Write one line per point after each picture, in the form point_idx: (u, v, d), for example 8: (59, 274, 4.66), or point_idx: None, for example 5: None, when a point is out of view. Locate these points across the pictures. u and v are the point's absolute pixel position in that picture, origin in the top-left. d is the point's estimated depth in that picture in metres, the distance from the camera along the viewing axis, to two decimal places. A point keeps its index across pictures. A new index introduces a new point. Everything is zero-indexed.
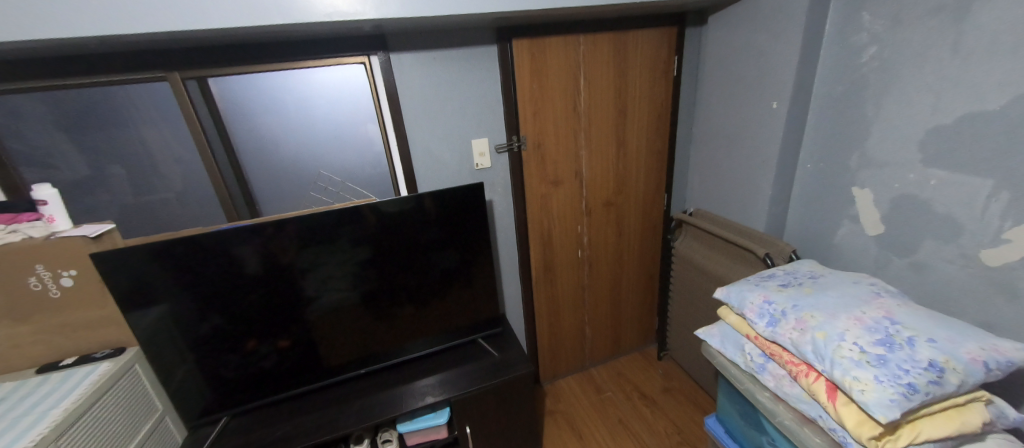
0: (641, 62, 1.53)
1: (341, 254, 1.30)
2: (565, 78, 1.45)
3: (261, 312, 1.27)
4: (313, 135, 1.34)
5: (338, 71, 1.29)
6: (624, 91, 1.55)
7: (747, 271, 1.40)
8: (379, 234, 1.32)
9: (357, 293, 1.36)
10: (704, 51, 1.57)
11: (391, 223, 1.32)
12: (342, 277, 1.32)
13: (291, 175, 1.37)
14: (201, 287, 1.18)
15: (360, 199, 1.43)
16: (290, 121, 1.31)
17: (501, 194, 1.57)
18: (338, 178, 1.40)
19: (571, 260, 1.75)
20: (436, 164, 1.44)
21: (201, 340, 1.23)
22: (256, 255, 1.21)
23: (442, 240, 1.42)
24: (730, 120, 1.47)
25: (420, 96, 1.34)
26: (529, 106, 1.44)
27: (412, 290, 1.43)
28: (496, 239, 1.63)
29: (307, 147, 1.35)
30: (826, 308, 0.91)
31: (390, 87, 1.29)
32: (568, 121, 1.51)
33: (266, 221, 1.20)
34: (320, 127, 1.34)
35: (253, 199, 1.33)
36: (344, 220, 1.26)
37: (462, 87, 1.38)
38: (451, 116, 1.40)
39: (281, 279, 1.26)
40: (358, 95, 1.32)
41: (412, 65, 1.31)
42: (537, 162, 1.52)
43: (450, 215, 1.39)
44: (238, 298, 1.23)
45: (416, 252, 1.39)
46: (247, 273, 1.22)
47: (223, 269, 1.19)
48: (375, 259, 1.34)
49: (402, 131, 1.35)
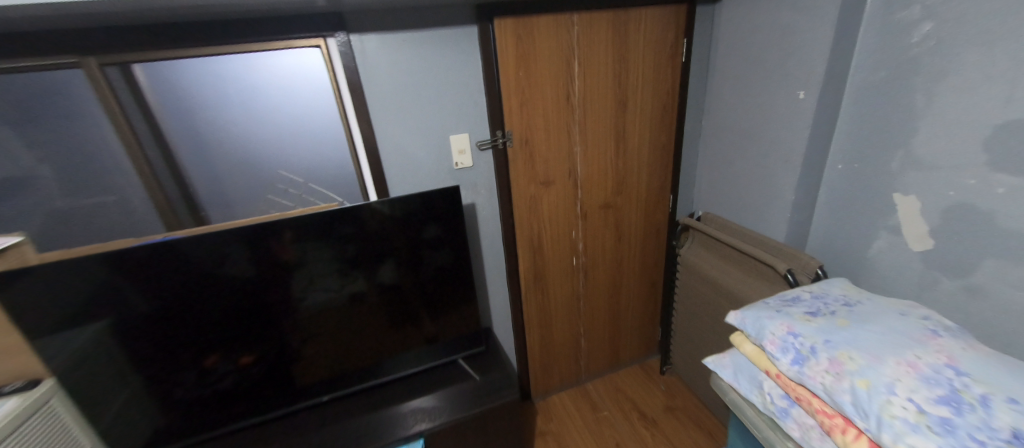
0: (647, 46, 1.35)
1: (311, 266, 1.14)
2: (557, 65, 1.26)
3: (222, 326, 1.12)
4: (264, 132, 1.16)
5: (291, 56, 1.12)
6: (627, 80, 1.37)
7: (763, 286, 1.22)
8: (354, 244, 1.16)
9: (330, 309, 1.21)
10: (716, 32, 1.37)
11: (370, 231, 1.16)
12: (308, 292, 1.17)
13: (244, 176, 1.19)
14: (147, 298, 1.03)
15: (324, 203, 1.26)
16: (235, 116, 1.14)
17: (485, 196, 1.39)
18: (299, 179, 1.23)
19: (565, 268, 1.58)
20: (408, 163, 1.26)
21: (145, 362, 1.08)
22: (205, 268, 1.05)
23: (419, 253, 1.25)
24: (746, 112, 1.28)
25: (388, 85, 1.16)
26: (516, 96, 1.25)
27: (393, 304, 1.28)
28: (480, 247, 1.46)
29: (257, 147, 1.17)
30: (868, 348, 0.74)
31: (351, 74, 1.11)
32: (561, 115, 1.33)
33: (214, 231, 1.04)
34: (272, 123, 1.16)
35: (199, 207, 1.17)
36: (316, 227, 1.10)
37: (436, 74, 1.20)
38: (424, 109, 1.22)
39: (245, 289, 1.11)
40: (315, 84, 1.15)
41: (376, 49, 1.12)
42: (526, 160, 1.34)
43: (432, 221, 1.23)
44: (195, 309, 1.08)
45: (397, 262, 1.23)
46: (211, 280, 1.07)
47: (180, 276, 1.04)
48: (352, 270, 1.18)
49: (367, 125, 1.17)
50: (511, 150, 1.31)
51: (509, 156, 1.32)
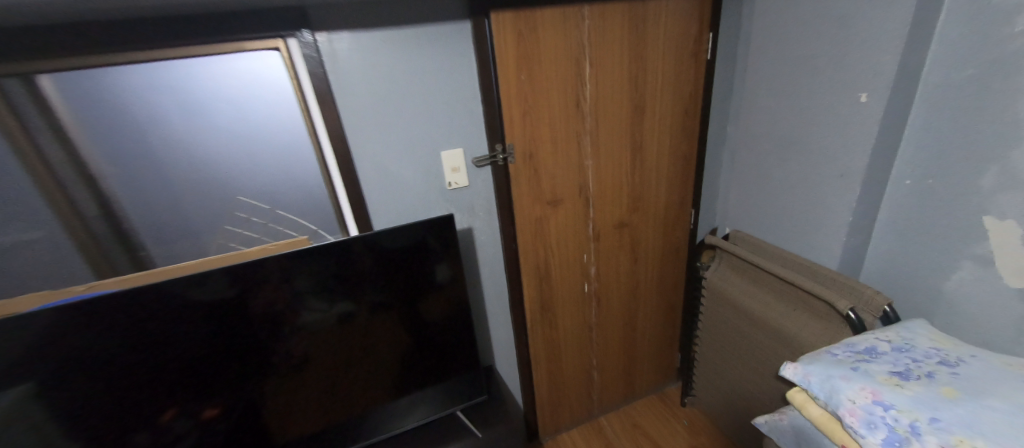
0: (668, 43, 1.16)
1: (302, 306, 0.97)
2: (565, 68, 1.08)
3: (194, 372, 0.92)
4: (215, 153, 0.95)
5: (243, 62, 0.90)
6: (645, 83, 1.18)
7: (813, 323, 1.03)
8: (352, 282, 0.99)
9: (317, 358, 1.02)
10: (748, 25, 1.18)
11: (372, 265, 0.99)
12: (297, 339, 0.99)
13: (191, 206, 0.97)
14: (106, 337, 0.83)
15: (294, 232, 1.07)
16: (174, 136, 0.91)
17: (484, 219, 1.20)
18: (263, 205, 1.03)
19: (576, 295, 1.40)
20: (393, 185, 1.06)
21: (90, 430, 0.88)
22: (171, 316, 0.87)
23: (422, 292, 1.08)
24: (785, 118, 1.10)
25: (364, 94, 0.96)
26: (517, 105, 1.07)
27: (394, 344, 1.10)
28: (478, 276, 1.26)
29: (205, 171, 0.95)
30: (1001, 437, 0.56)
31: (317, 82, 0.91)
32: (571, 126, 1.14)
33: (183, 274, 0.86)
34: (224, 140, 0.95)
35: (137, 246, 0.95)
36: (312, 263, 0.94)
37: (423, 80, 1.00)
38: (409, 121, 1.03)
39: (231, 329, 0.92)
40: (275, 94, 0.94)
41: (347, 51, 0.92)
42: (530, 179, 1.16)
43: (438, 256, 1.06)
44: (166, 351, 0.89)
45: (400, 298, 1.06)
46: (192, 314, 0.88)
47: (150, 311, 0.85)
48: (348, 310, 1.01)
49: (339, 142, 0.97)
50: (513, 167, 1.13)
51: (512, 175, 1.13)
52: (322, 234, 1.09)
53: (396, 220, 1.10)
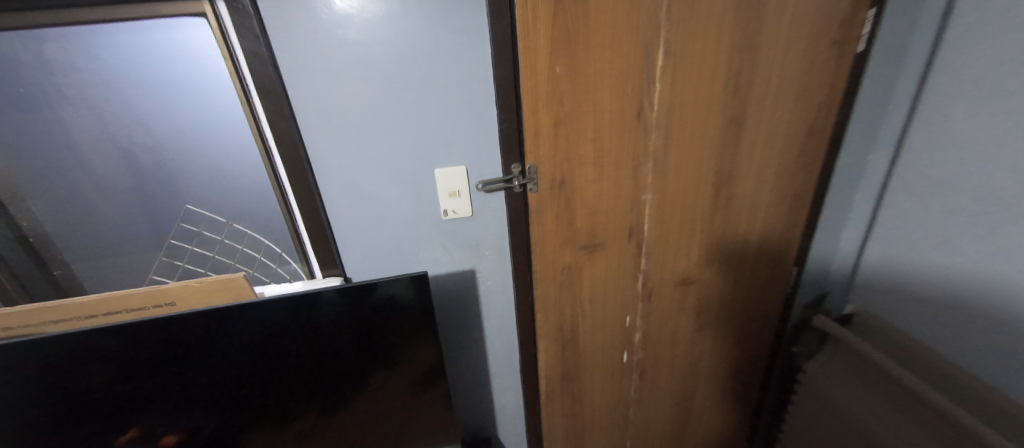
0: (799, 25, 0.74)
1: (323, 359, 0.70)
2: (627, 58, 0.71)
3: (137, 423, 0.66)
4: (138, 154, 0.73)
5: (158, 36, 0.64)
6: (751, 86, 0.78)
7: None
8: (353, 346, 0.71)
9: (282, 434, 0.75)
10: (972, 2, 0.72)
11: (415, 315, 0.72)
12: (274, 409, 0.72)
13: (116, 220, 0.77)
14: (32, 363, 0.59)
15: (258, 253, 0.86)
16: (92, 131, 0.70)
17: (492, 262, 0.89)
18: (222, 218, 0.83)
19: (613, 364, 1.05)
20: (369, 210, 0.78)
21: None
22: (108, 368, 0.62)
23: (427, 366, 0.78)
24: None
25: (326, 85, 0.67)
26: (548, 111, 0.73)
27: (390, 421, 0.81)
28: (481, 331, 0.96)
29: (130, 175, 0.75)
30: None
31: (256, 65, 0.62)
32: (626, 144, 0.78)
33: (127, 320, 0.60)
34: (147, 140, 0.72)
35: (48, 265, 0.76)
36: (334, 309, 0.67)
37: (411, 67, 0.68)
38: (392, 127, 0.72)
39: (255, 367, 0.68)
40: (205, 83, 0.68)
41: (302, 22, 0.62)
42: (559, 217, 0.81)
43: (429, 325, 0.74)
44: (175, 382, 0.65)
45: (409, 365, 0.77)
46: (150, 355, 0.63)
47: (99, 338, 0.60)
48: (351, 372, 0.73)
49: (292, 151, 0.69)
50: (535, 198, 0.80)
51: (531, 208, 0.81)
52: (287, 259, 0.86)
53: (372, 254, 0.82)
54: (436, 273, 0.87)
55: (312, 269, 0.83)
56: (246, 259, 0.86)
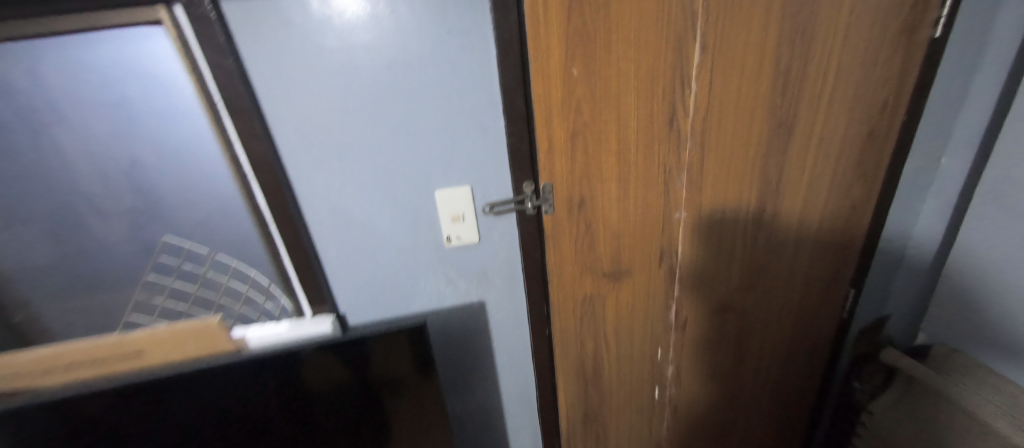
0: (862, 10, 0.62)
1: (305, 416, 0.62)
2: (657, 55, 0.60)
3: None
4: (99, 187, 0.65)
5: (118, 59, 0.57)
6: (803, 84, 0.66)
7: None
8: (339, 400, 0.62)
9: None
10: None
11: (420, 365, 0.63)
12: None
13: (85, 260, 0.70)
14: None
15: (243, 286, 0.75)
16: (50, 164, 0.62)
17: (503, 293, 0.78)
18: (201, 249, 0.73)
19: (643, 401, 0.93)
20: (360, 239, 0.69)
21: None
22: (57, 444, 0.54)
23: (426, 412, 0.69)
24: None
25: (306, 100, 0.58)
26: (562, 121, 0.63)
27: None
28: (493, 369, 0.85)
29: (92, 207, 0.67)
30: None
31: (221, 80, 0.53)
32: (655, 157, 0.67)
33: (70, 389, 0.52)
34: (111, 172, 0.64)
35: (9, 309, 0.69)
36: (328, 364, 0.58)
37: (404, 76, 0.59)
38: (386, 146, 0.63)
39: (235, 434, 0.60)
40: (172, 108, 0.60)
41: (273, 27, 0.53)
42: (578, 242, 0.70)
43: (426, 372, 0.64)
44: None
45: (405, 414, 0.68)
46: (104, 427, 0.54)
47: (38, 415, 0.51)
48: (339, 426, 0.64)
49: (268, 177, 0.60)
50: (549, 220, 0.70)
51: (546, 232, 0.71)
52: (276, 293, 0.75)
53: (368, 288, 0.73)
54: (440, 306, 0.77)
55: (300, 306, 0.73)
56: (231, 293, 0.76)
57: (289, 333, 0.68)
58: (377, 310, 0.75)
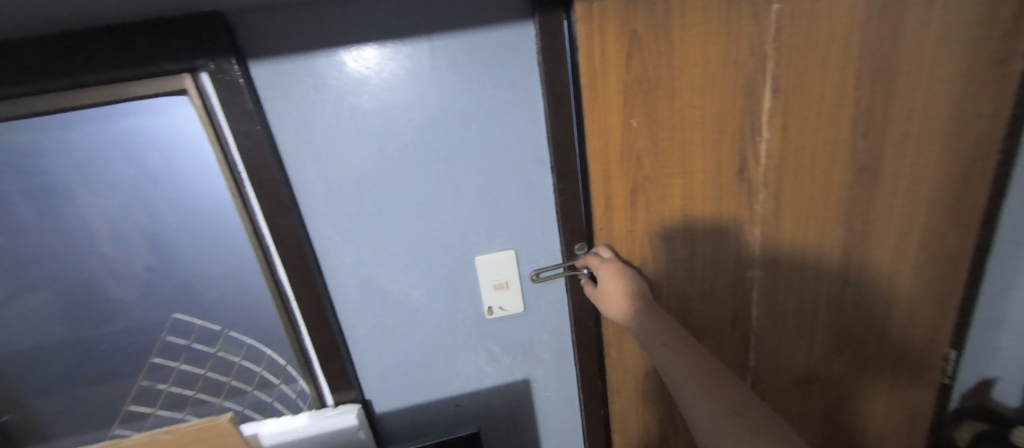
0: (950, 43, 0.56)
1: None
2: (724, 102, 0.55)
3: None
4: (116, 268, 0.60)
5: (138, 135, 0.53)
6: (888, 124, 0.59)
7: None
8: None
9: None
10: None
11: None
12: None
13: (98, 346, 0.65)
14: None
15: (258, 366, 0.66)
16: (64, 244, 0.58)
17: (551, 368, 0.68)
18: (217, 326, 0.65)
19: None
20: (392, 314, 0.60)
21: None
22: None
23: None
24: None
25: (339, 165, 0.52)
26: (622, 176, 0.57)
27: None
28: None
29: (104, 284, 0.61)
30: None
31: (246, 149, 0.48)
32: (724, 210, 0.61)
33: None
34: (130, 250, 0.59)
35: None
36: None
37: (445, 135, 0.53)
38: (424, 210, 0.56)
39: None
40: (193, 180, 0.55)
41: (310, 92, 0.49)
42: (617, 273, 0.57)
43: None
44: None
45: None
46: None
47: None
48: None
49: (294, 252, 0.53)
50: (586, 255, 0.60)
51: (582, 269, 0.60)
52: (295, 375, 0.65)
53: (399, 369, 0.64)
54: (480, 387, 0.67)
55: (321, 394, 0.62)
56: (246, 375, 0.67)
57: (309, 428, 0.58)
58: (407, 394, 0.65)
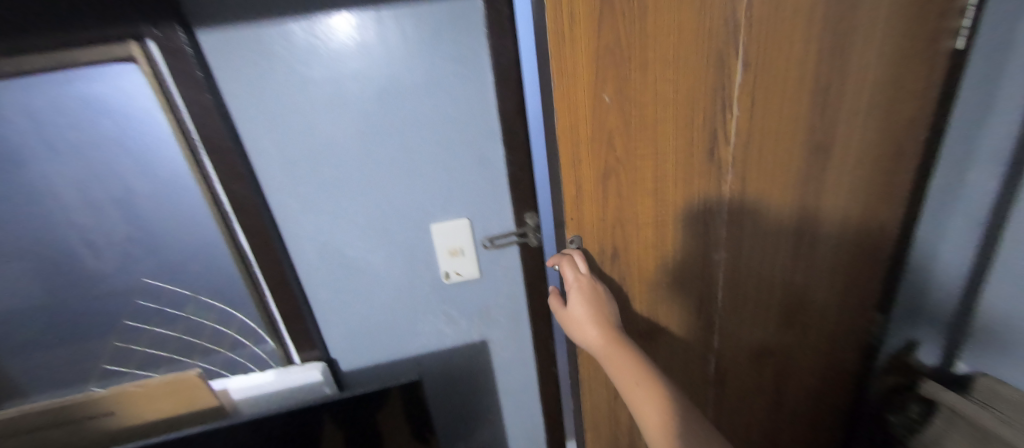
0: (890, 25, 0.59)
1: None
2: (696, 78, 0.56)
3: None
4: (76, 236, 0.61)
5: (88, 103, 0.53)
6: (837, 104, 0.62)
7: None
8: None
9: None
10: None
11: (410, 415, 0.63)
12: None
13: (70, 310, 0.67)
14: None
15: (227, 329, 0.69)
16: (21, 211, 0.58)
17: (507, 330, 0.72)
18: (185, 291, 0.67)
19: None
20: (352, 279, 0.64)
21: None
22: None
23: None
24: None
25: (294, 135, 0.54)
26: (593, 154, 0.57)
27: None
28: (498, 409, 0.79)
29: (64, 253, 0.62)
30: None
31: (197, 117, 0.49)
32: (693, 191, 0.63)
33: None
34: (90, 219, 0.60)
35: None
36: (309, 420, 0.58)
37: (396, 105, 0.55)
38: (378, 179, 0.59)
39: None
40: (148, 148, 0.56)
41: (261, 62, 0.50)
42: (587, 291, 0.59)
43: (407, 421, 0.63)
44: None
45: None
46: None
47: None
48: None
49: (252, 219, 0.56)
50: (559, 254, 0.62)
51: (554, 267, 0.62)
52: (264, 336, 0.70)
53: (361, 331, 0.68)
54: (439, 347, 0.72)
55: (288, 351, 0.67)
56: (217, 337, 0.70)
57: (275, 382, 0.62)
58: (371, 354, 0.70)
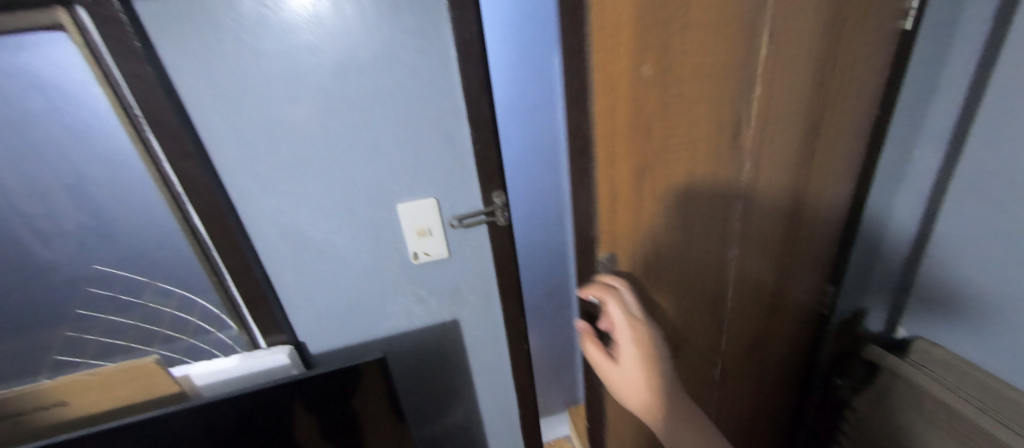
0: (872, 11, 0.62)
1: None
2: (727, 53, 0.56)
3: None
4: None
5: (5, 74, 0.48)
6: (835, 83, 0.65)
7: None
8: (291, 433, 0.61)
9: None
10: None
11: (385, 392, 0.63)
12: None
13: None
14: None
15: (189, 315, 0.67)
16: None
17: (477, 309, 0.73)
18: (138, 278, 0.64)
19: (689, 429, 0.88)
20: (317, 261, 0.63)
21: None
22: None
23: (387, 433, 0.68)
24: None
25: (247, 111, 0.52)
26: (628, 134, 0.56)
27: None
28: (470, 386, 0.81)
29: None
30: None
31: (138, 91, 0.46)
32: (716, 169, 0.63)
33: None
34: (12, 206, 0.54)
35: None
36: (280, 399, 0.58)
37: (357, 81, 0.53)
38: (340, 158, 0.57)
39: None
40: (81, 125, 0.52)
41: (209, 33, 0.47)
42: (633, 326, 0.58)
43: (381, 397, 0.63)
44: None
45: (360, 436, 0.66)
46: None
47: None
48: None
49: (207, 200, 0.54)
50: (603, 288, 0.62)
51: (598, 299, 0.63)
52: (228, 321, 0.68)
53: (329, 313, 0.67)
54: (410, 327, 0.72)
55: (253, 335, 0.65)
56: (179, 323, 0.68)
57: (240, 366, 0.61)
58: (340, 336, 0.69)
